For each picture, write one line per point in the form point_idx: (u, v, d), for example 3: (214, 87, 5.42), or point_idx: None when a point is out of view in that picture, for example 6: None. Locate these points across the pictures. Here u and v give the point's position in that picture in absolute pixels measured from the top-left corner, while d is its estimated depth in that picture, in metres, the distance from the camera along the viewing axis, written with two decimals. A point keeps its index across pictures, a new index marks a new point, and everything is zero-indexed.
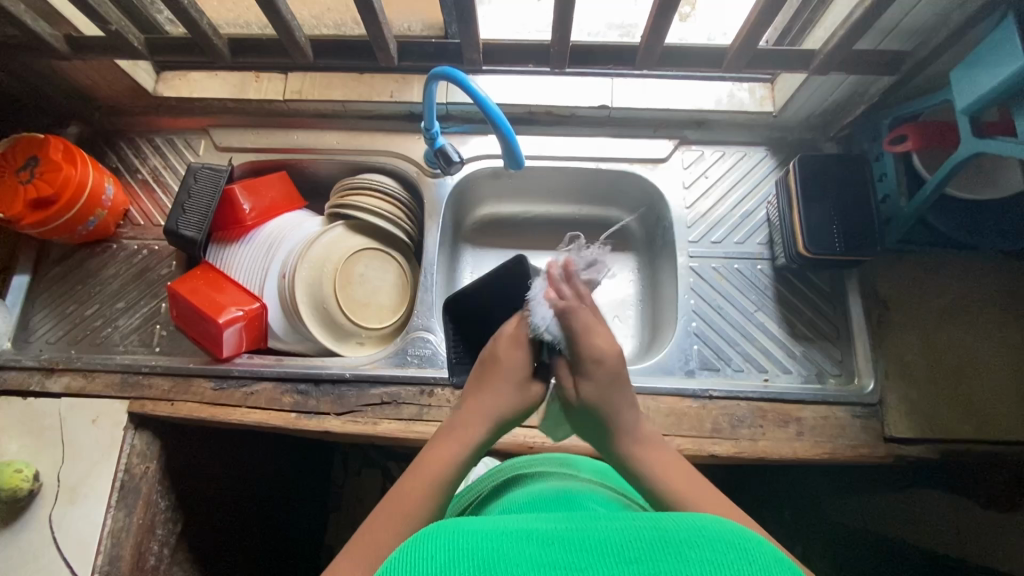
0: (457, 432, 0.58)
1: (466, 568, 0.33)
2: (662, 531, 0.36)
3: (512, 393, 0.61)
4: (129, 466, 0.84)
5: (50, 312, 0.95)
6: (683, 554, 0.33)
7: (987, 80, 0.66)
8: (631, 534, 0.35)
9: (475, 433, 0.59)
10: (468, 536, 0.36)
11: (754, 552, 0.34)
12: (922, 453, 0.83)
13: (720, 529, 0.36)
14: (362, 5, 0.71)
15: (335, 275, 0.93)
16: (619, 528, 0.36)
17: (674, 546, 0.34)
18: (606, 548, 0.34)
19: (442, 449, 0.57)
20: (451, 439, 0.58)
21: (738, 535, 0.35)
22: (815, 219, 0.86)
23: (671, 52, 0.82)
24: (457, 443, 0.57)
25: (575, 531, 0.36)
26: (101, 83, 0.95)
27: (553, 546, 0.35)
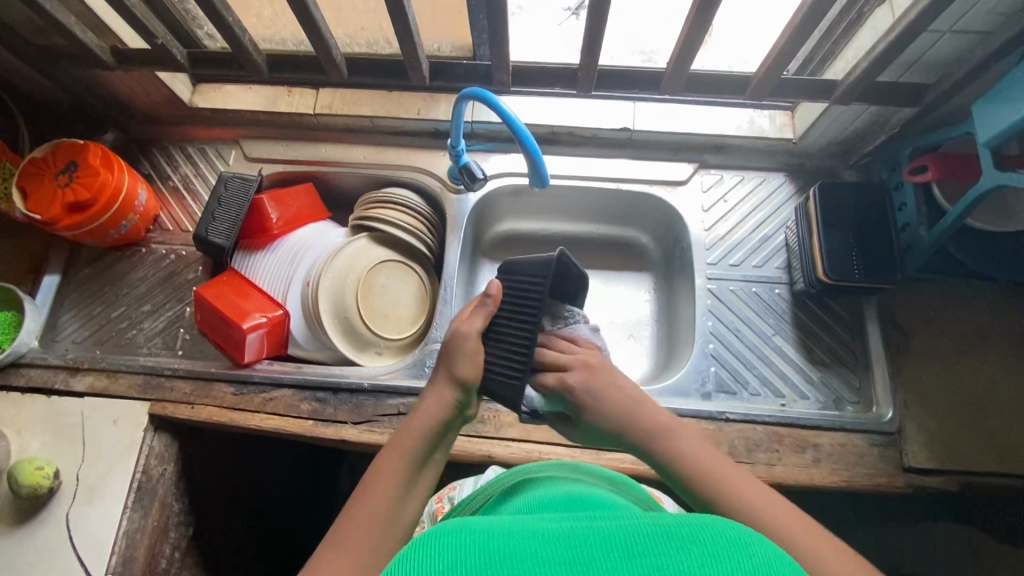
0: (428, 399, 0.59)
1: (472, 565, 0.33)
2: (664, 526, 0.36)
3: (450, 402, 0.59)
4: (146, 468, 0.85)
5: (78, 312, 0.97)
6: (684, 544, 0.34)
7: (1010, 114, 0.68)
8: (634, 528, 0.36)
9: (446, 403, 0.58)
10: (467, 536, 0.36)
11: (753, 544, 0.34)
12: (941, 485, 0.82)
13: (721, 523, 0.36)
14: (400, 27, 0.74)
15: (357, 286, 0.95)
16: (621, 526, 0.37)
17: (675, 539, 0.34)
18: (609, 543, 0.35)
19: (417, 418, 0.58)
20: (423, 409, 0.59)
21: (734, 530, 0.35)
22: (835, 246, 0.87)
23: (696, 79, 0.83)
24: (427, 413, 0.58)
25: (582, 530, 0.37)
26: (139, 93, 0.98)
27: (555, 544, 0.35)
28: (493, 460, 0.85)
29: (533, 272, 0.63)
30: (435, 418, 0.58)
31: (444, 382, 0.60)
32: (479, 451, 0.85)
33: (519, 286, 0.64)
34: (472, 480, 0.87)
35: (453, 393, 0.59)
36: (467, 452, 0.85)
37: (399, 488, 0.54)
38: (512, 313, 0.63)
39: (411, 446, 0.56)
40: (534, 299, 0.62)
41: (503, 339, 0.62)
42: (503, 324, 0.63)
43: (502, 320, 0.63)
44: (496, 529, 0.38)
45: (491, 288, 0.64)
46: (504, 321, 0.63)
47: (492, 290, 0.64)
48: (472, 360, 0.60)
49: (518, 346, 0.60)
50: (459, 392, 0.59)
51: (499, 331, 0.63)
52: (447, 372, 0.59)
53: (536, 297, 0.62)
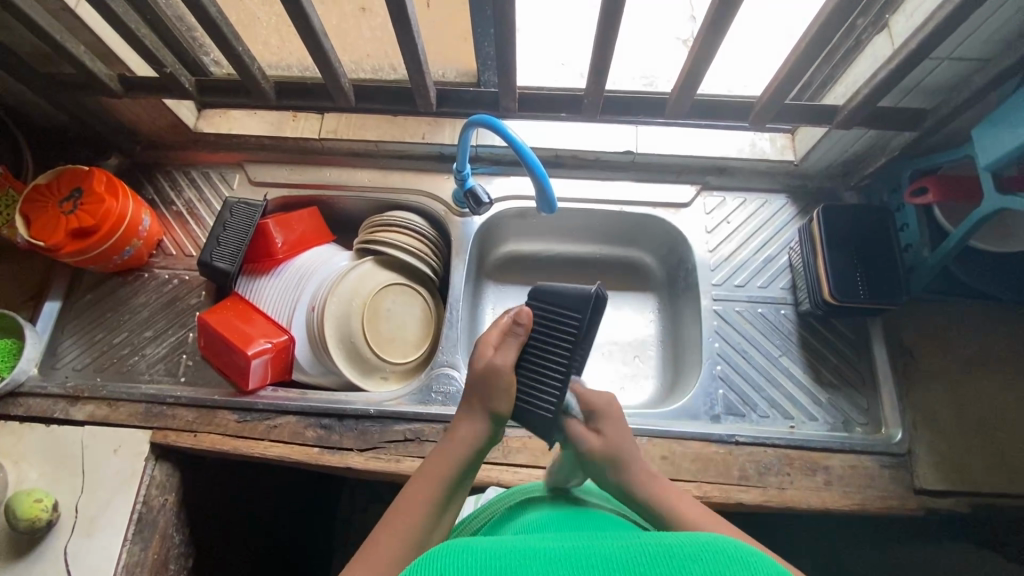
0: (460, 426, 0.59)
1: None
2: (666, 546, 0.34)
3: (483, 433, 0.58)
4: (147, 498, 0.84)
5: (79, 339, 0.95)
6: (687, 566, 0.32)
7: (1010, 139, 0.69)
8: (636, 549, 0.34)
9: (478, 433, 0.58)
10: (467, 556, 0.35)
11: (757, 563, 0.32)
12: (953, 506, 0.82)
13: (728, 542, 0.35)
14: (409, 56, 0.75)
15: (363, 310, 0.94)
16: (622, 545, 0.35)
17: (679, 561, 0.33)
18: (609, 564, 0.33)
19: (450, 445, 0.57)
20: (457, 437, 0.58)
21: (739, 549, 0.34)
22: (840, 267, 0.87)
23: (700, 104, 0.84)
24: (460, 441, 0.57)
25: (581, 549, 0.35)
26: (145, 119, 0.98)
27: (553, 565, 0.33)
28: (502, 486, 0.83)
29: (566, 304, 0.63)
30: (469, 448, 0.57)
31: (477, 412, 0.59)
32: (488, 478, 0.84)
33: (550, 315, 0.63)
34: (474, 499, 0.86)
35: (486, 424, 0.58)
36: (475, 479, 0.84)
37: (427, 516, 0.53)
38: (542, 342, 0.62)
39: (444, 471, 0.56)
40: (568, 335, 0.61)
41: (533, 372, 0.61)
42: (532, 353, 0.62)
43: (531, 349, 0.62)
44: (495, 547, 0.36)
45: (522, 316, 0.62)
46: (534, 351, 0.61)
47: (523, 319, 0.62)
48: (510, 395, 0.59)
49: (551, 381, 0.60)
50: (494, 423, 0.58)
51: (529, 361, 0.61)
52: (486, 399, 0.58)
53: (569, 332, 0.62)
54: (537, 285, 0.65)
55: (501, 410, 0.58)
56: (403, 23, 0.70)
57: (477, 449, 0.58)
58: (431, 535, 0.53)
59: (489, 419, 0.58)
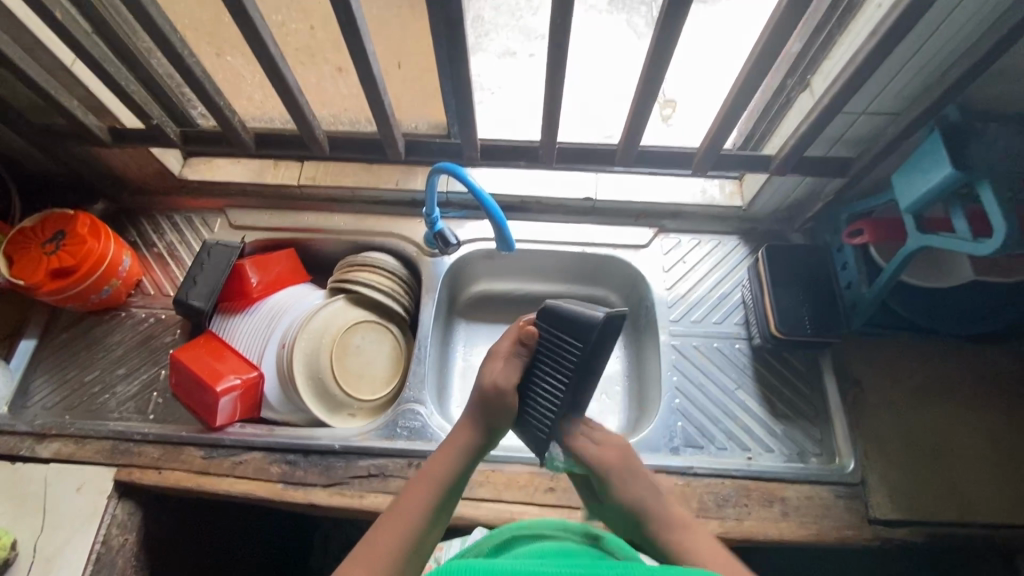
0: (454, 438, 0.64)
1: None
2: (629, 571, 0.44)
3: (477, 441, 0.63)
4: (107, 537, 0.83)
5: (52, 377, 0.97)
6: None
7: (922, 184, 0.76)
8: None
9: (471, 444, 0.63)
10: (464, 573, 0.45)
11: None
12: (906, 536, 0.84)
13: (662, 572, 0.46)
14: (376, 111, 0.82)
15: (332, 346, 0.97)
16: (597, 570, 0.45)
17: None
18: None
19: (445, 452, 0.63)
20: (452, 444, 0.63)
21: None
22: (785, 303, 0.93)
23: (647, 153, 0.91)
24: (453, 452, 0.62)
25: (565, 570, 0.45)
26: (132, 166, 1.04)
27: None
28: (465, 522, 0.84)
29: (568, 331, 0.61)
30: (462, 455, 0.62)
31: (470, 427, 0.63)
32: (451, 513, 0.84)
33: (554, 335, 0.63)
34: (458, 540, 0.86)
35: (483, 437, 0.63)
36: None
37: (423, 516, 0.58)
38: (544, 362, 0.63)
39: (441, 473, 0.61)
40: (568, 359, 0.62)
41: (535, 387, 0.64)
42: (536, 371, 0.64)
43: (537, 366, 0.64)
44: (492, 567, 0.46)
45: (529, 336, 0.64)
46: (538, 369, 0.64)
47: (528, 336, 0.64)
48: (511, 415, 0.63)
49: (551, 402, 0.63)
50: (486, 432, 0.63)
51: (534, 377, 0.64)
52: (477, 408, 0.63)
53: (570, 358, 0.61)
54: (548, 304, 0.64)
55: (495, 419, 0.63)
56: (370, 82, 0.77)
57: (471, 456, 0.63)
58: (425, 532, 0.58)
59: (483, 428, 0.63)
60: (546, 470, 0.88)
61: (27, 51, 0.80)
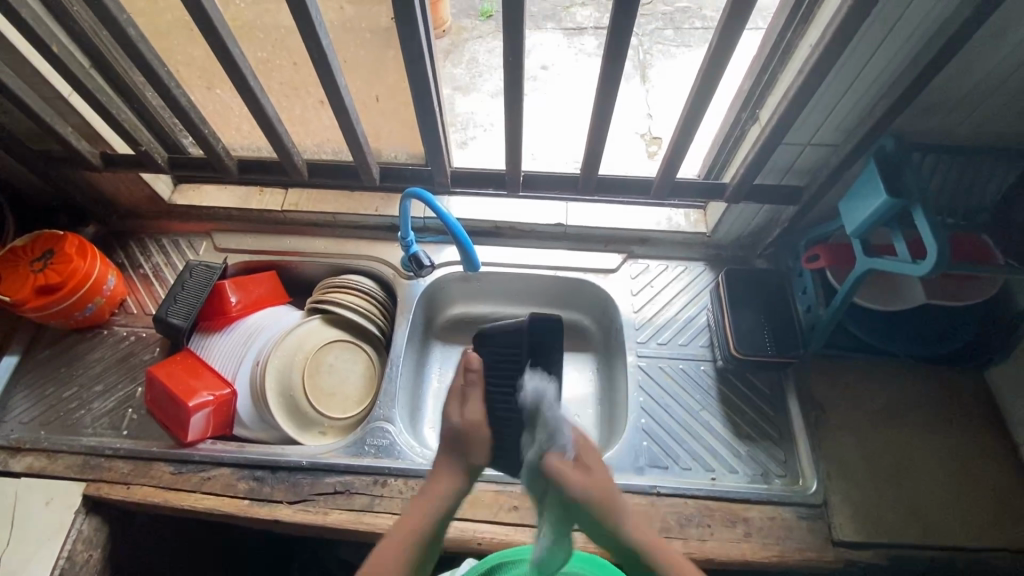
0: (435, 482, 0.63)
1: None
2: None
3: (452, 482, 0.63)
4: (71, 553, 0.83)
5: (30, 393, 0.99)
6: None
7: (864, 210, 0.80)
8: None
9: (453, 488, 0.63)
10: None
11: None
12: (870, 558, 0.84)
13: None
14: (351, 140, 0.87)
15: (305, 364, 0.99)
16: None
17: None
18: None
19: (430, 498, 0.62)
20: (435, 490, 0.62)
21: None
22: (744, 325, 0.96)
23: (609, 181, 0.96)
24: (441, 493, 0.62)
25: None
26: (123, 191, 1.10)
27: None
28: None
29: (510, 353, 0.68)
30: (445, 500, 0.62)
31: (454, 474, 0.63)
32: None
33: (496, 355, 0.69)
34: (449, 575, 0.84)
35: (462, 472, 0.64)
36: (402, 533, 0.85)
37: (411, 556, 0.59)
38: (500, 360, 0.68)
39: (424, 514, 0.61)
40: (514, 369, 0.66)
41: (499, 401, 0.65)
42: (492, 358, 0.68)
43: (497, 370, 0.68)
44: None
45: (472, 361, 0.68)
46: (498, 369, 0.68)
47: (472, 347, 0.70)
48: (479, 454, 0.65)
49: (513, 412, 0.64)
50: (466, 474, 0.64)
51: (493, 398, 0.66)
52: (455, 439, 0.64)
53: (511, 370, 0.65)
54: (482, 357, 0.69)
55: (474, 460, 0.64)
56: (344, 114, 0.82)
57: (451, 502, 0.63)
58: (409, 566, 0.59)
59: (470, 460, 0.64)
60: (511, 489, 0.89)
61: (27, 82, 0.86)
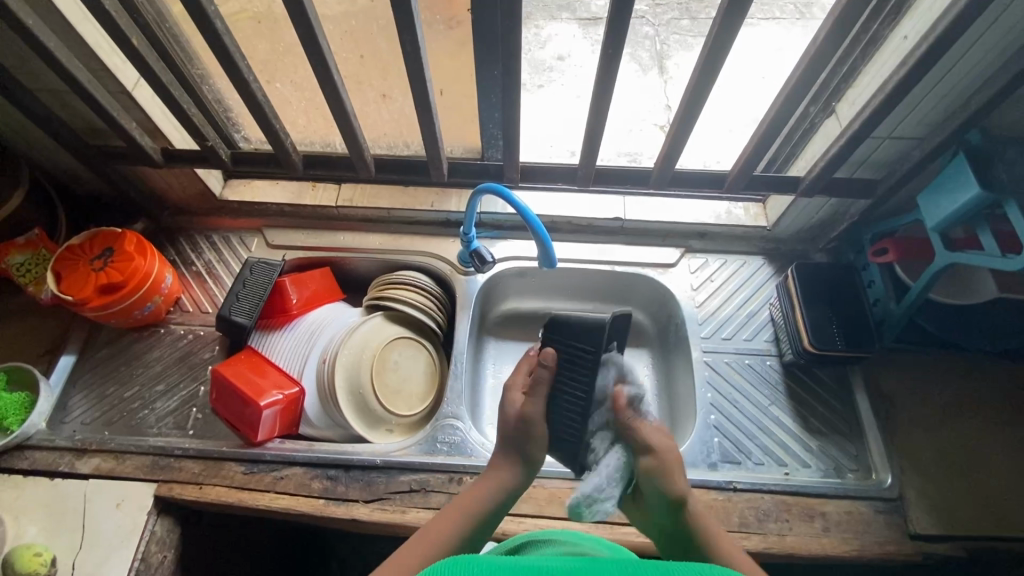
0: (491, 474, 0.67)
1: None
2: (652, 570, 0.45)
3: (510, 479, 0.66)
4: (146, 555, 0.82)
5: (90, 393, 0.97)
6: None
7: (950, 203, 0.79)
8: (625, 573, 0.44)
9: (511, 477, 0.66)
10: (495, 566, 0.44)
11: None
12: (948, 551, 0.84)
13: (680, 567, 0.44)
14: (426, 135, 0.86)
15: (372, 362, 0.98)
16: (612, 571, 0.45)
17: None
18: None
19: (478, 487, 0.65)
20: (489, 475, 0.67)
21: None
22: (816, 320, 0.95)
23: (679, 175, 0.95)
24: (493, 483, 0.66)
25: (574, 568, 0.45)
26: (176, 186, 1.08)
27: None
28: (507, 536, 0.84)
29: (580, 330, 0.67)
30: (496, 491, 0.65)
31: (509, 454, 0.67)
32: (494, 528, 0.84)
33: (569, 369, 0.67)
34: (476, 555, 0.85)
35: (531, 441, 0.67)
36: None
37: (446, 549, 0.61)
38: (558, 412, 0.67)
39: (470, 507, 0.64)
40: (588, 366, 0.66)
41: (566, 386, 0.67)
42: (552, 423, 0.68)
43: (562, 382, 0.67)
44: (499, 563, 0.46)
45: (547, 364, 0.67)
46: (562, 386, 0.67)
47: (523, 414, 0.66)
48: (540, 443, 0.67)
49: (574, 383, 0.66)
50: (523, 473, 0.67)
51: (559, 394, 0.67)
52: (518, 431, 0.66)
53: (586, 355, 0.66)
54: (556, 317, 0.68)
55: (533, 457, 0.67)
56: (424, 106, 0.81)
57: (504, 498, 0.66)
58: (456, 549, 0.62)
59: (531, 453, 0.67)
60: None
61: (94, 76, 0.84)
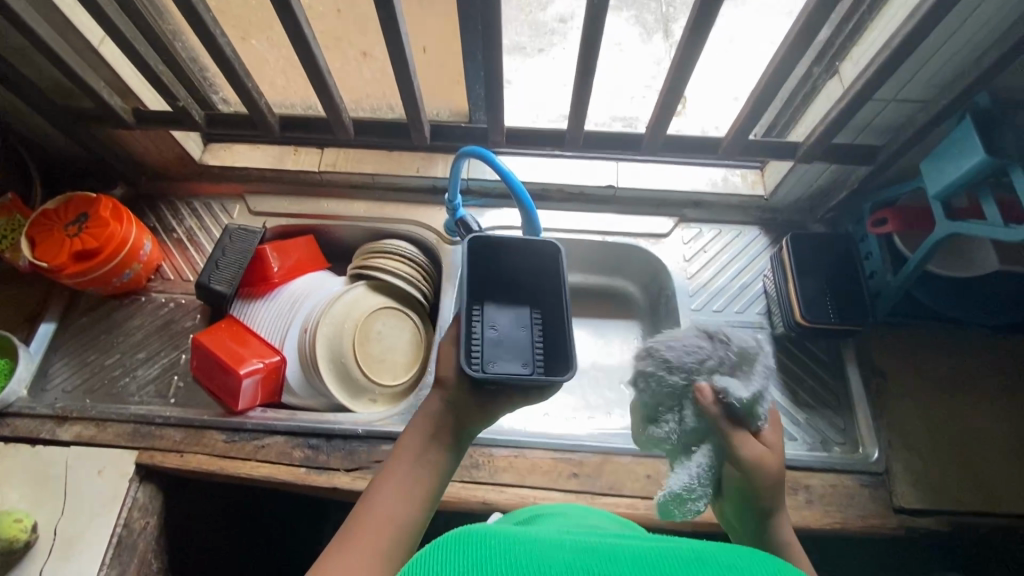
0: (423, 411, 0.52)
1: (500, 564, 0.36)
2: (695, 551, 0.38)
3: (443, 408, 0.52)
4: (128, 521, 0.83)
5: (71, 360, 0.97)
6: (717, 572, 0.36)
7: (954, 170, 0.75)
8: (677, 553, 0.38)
9: (445, 401, 0.52)
10: (502, 544, 0.38)
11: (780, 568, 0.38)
12: (932, 525, 0.83)
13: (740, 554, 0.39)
14: (405, 96, 0.82)
15: (354, 331, 0.96)
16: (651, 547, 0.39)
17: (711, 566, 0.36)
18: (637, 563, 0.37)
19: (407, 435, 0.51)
20: (419, 415, 0.52)
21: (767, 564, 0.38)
22: (809, 292, 0.93)
23: (671, 140, 0.91)
24: (423, 421, 0.51)
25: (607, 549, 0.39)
26: (152, 150, 1.04)
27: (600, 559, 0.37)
28: (489, 506, 0.84)
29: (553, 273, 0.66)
30: (430, 426, 0.51)
31: (438, 388, 0.53)
32: (476, 498, 0.84)
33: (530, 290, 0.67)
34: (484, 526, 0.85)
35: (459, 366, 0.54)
36: (462, 499, 0.84)
37: (394, 522, 0.46)
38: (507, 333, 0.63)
39: (404, 463, 0.49)
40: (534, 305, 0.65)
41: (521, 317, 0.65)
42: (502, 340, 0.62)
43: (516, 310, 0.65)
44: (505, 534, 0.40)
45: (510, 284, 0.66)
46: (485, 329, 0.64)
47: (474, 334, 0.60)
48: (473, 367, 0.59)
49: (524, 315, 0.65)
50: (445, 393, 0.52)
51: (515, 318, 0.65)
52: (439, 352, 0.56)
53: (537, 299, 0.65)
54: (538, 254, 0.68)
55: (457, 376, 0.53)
56: (401, 63, 0.76)
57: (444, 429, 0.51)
58: (408, 519, 0.46)
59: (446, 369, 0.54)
60: (569, 457, 0.88)
61: (55, 30, 0.80)
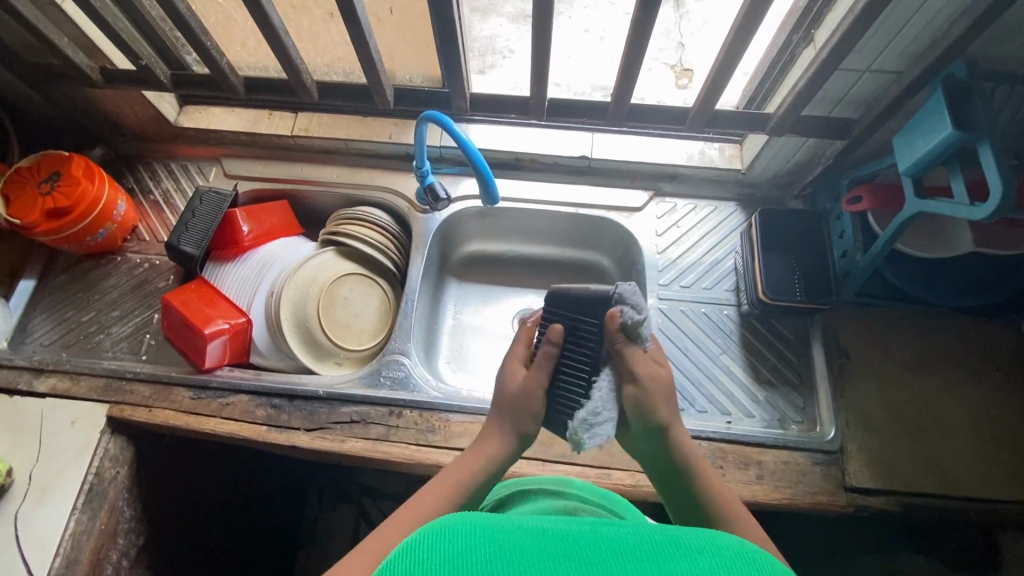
0: (486, 439, 0.65)
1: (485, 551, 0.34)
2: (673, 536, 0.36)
3: (506, 444, 0.65)
4: (99, 470, 0.86)
5: (50, 316, 1.00)
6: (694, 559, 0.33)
7: (923, 145, 0.72)
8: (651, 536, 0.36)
9: (503, 447, 0.64)
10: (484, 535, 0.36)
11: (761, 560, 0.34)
12: (882, 504, 0.83)
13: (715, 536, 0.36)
14: (364, 58, 0.80)
15: (320, 296, 0.98)
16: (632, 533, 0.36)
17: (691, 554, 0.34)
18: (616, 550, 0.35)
19: (474, 456, 0.63)
20: (483, 444, 0.65)
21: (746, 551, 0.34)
22: (775, 269, 0.91)
23: (639, 109, 0.89)
24: (482, 454, 0.64)
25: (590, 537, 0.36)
26: (127, 110, 1.05)
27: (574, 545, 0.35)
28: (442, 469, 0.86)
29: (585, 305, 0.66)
30: (494, 459, 0.63)
31: (501, 433, 0.65)
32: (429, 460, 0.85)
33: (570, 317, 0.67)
34: None
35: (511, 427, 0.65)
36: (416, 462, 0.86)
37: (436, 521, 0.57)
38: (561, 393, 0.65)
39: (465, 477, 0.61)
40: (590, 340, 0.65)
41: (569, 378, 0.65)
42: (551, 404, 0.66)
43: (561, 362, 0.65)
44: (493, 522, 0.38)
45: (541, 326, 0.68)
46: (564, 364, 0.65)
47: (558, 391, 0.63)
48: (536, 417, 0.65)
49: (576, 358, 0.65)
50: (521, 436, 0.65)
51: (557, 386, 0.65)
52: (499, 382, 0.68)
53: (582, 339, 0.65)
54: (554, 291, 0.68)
55: (526, 422, 0.65)
56: (354, 24, 0.75)
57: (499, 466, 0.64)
58: None
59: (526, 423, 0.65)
60: None
61: None
